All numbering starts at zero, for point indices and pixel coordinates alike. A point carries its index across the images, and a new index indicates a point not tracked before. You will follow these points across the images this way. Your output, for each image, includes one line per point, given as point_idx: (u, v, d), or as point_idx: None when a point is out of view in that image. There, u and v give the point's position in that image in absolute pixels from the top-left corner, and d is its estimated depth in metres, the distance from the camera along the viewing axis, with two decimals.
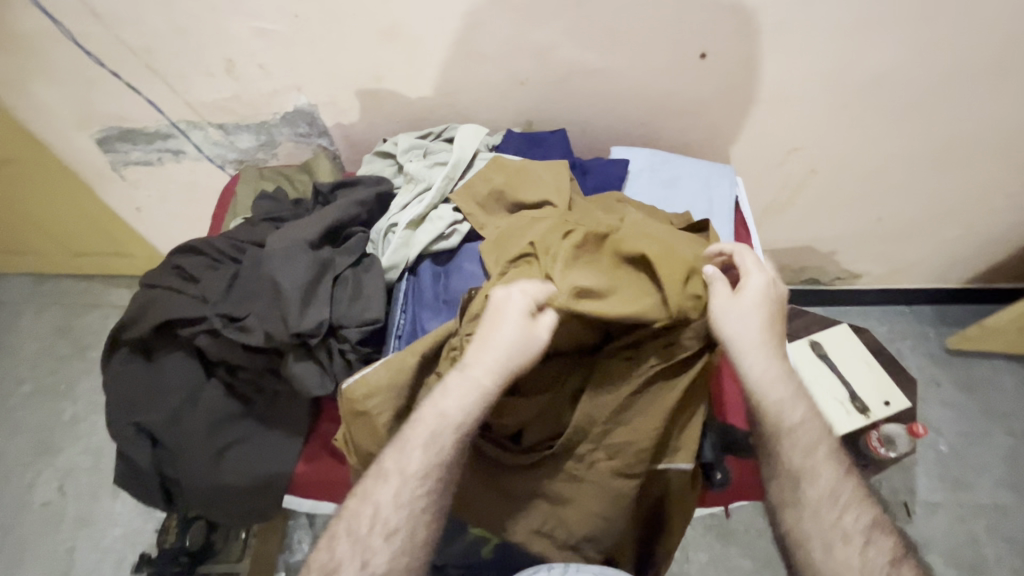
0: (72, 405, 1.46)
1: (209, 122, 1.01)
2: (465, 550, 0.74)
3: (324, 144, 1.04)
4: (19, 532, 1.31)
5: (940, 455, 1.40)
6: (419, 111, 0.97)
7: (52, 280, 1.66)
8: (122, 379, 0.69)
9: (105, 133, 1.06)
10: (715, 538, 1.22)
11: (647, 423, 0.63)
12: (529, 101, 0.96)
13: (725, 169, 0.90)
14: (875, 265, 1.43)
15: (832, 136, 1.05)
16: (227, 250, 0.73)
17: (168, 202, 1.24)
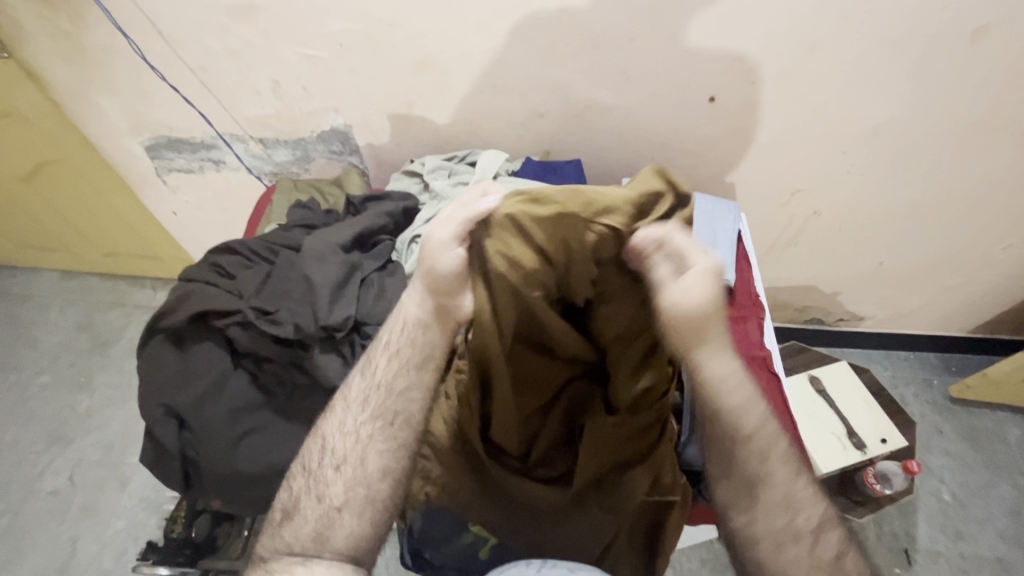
0: (89, 397, 1.51)
1: (251, 136, 1.10)
2: (461, 551, 0.76)
3: (355, 162, 1.12)
4: (26, 518, 1.34)
5: (941, 504, 1.39)
6: (445, 136, 1.05)
7: (81, 278, 1.73)
8: (155, 363, 0.73)
9: (154, 140, 1.15)
10: (710, 570, 1.21)
11: (637, 484, 0.69)
12: (547, 133, 1.03)
13: (729, 205, 0.95)
14: (877, 308, 1.46)
15: (833, 181, 1.10)
16: (262, 251, 0.79)
17: (203, 208, 1.32)
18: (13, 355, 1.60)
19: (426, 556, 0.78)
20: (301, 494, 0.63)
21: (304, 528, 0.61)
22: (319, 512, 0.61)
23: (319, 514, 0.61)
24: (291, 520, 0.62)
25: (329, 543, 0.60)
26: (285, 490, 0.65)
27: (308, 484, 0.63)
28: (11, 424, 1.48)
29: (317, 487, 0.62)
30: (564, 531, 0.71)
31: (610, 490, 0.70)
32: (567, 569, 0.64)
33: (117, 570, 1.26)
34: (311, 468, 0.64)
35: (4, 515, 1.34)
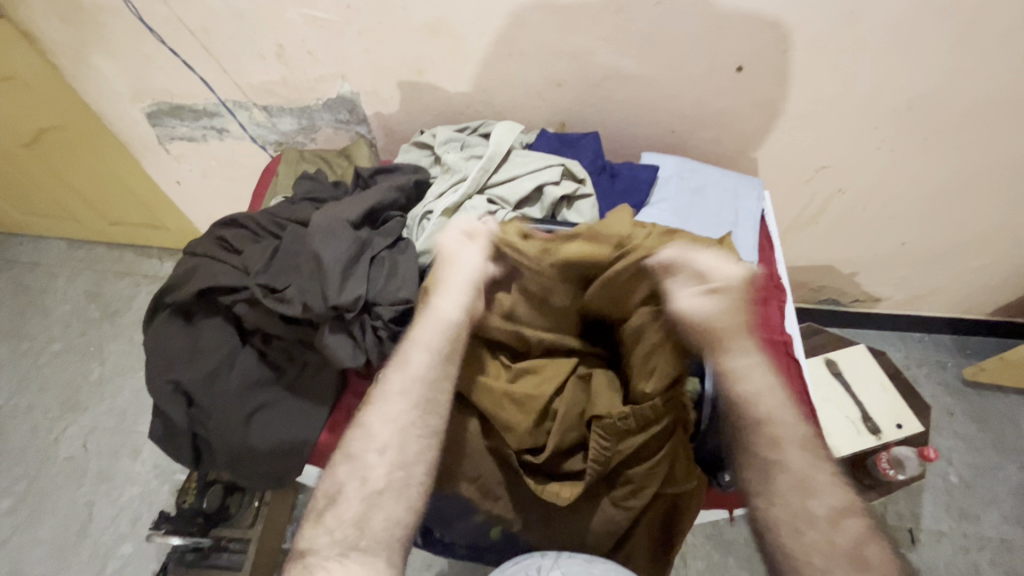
0: (100, 366, 1.52)
1: (255, 103, 1.06)
2: (473, 530, 0.76)
3: (362, 132, 1.08)
4: (43, 483, 1.36)
5: (948, 485, 1.39)
6: (456, 106, 1.00)
7: (88, 247, 1.72)
8: (162, 339, 0.72)
9: (156, 107, 1.11)
10: (714, 545, 1.22)
11: (647, 471, 0.66)
12: (564, 103, 0.98)
13: (753, 181, 0.92)
14: (896, 290, 1.42)
15: (862, 158, 1.05)
16: (269, 225, 0.77)
17: (208, 177, 1.29)
18: (24, 323, 1.60)
19: (436, 534, 0.78)
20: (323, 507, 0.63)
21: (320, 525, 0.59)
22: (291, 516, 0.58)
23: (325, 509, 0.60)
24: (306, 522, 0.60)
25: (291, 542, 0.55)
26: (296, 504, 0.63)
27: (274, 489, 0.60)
28: (25, 391, 1.49)
29: (359, 469, 0.64)
30: (577, 522, 0.70)
31: (624, 485, 0.68)
32: (583, 561, 0.67)
33: (133, 535, 1.29)
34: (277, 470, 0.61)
35: (21, 479, 1.37)
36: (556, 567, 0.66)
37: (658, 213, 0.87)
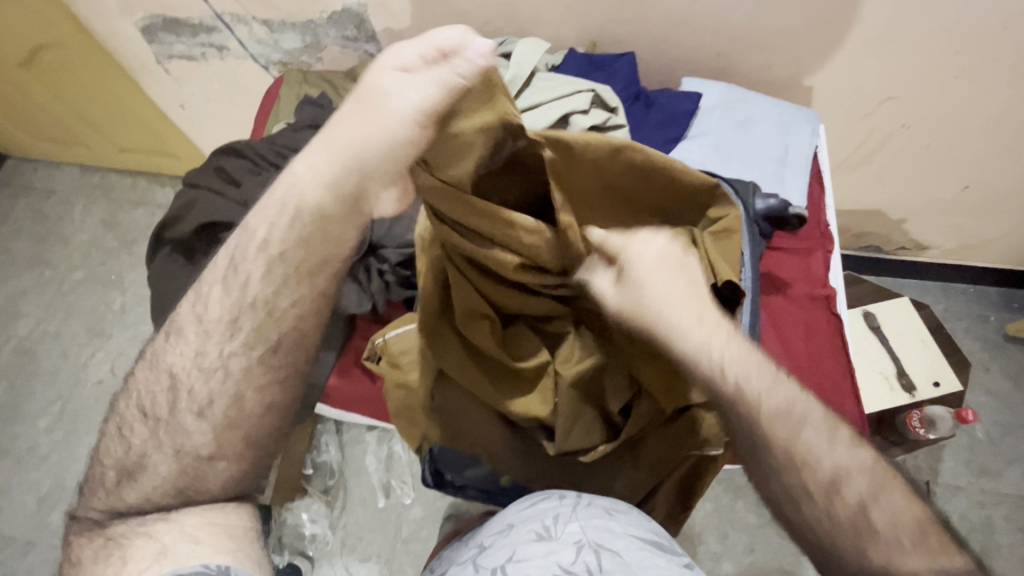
0: (122, 295, 1.54)
1: (254, 17, 0.96)
2: (485, 476, 0.75)
3: (372, 51, 0.98)
4: (77, 405, 1.42)
5: (971, 441, 1.35)
6: (475, 22, 0.89)
7: (101, 174, 1.69)
8: (168, 276, 0.71)
9: (149, 21, 1.02)
10: (725, 490, 1.23)
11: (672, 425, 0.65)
12: (595, 19, 0.86)
13: (808, 114, 0.81)
14: (947, 239, 1.31)
15: (937, 88, 0.92)
16: (269, 156, 0.72)
17: (211, 102, 1.22)
18: (45, 251, 1.61)
19: (446, 477, 0.77)
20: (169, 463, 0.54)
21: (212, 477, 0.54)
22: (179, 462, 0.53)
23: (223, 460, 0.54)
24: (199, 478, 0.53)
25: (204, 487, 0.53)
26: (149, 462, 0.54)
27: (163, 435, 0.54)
28: (52, 317, 1.53)
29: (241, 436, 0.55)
30: (596, 478, 0.70)
31: (647, 447, 0.66)
32: (604, 511, 0.64)
33: None
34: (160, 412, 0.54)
35: (56, 400, 1.43)
36: (575, 519, 0.63)
37: (696, 147, 0.78)
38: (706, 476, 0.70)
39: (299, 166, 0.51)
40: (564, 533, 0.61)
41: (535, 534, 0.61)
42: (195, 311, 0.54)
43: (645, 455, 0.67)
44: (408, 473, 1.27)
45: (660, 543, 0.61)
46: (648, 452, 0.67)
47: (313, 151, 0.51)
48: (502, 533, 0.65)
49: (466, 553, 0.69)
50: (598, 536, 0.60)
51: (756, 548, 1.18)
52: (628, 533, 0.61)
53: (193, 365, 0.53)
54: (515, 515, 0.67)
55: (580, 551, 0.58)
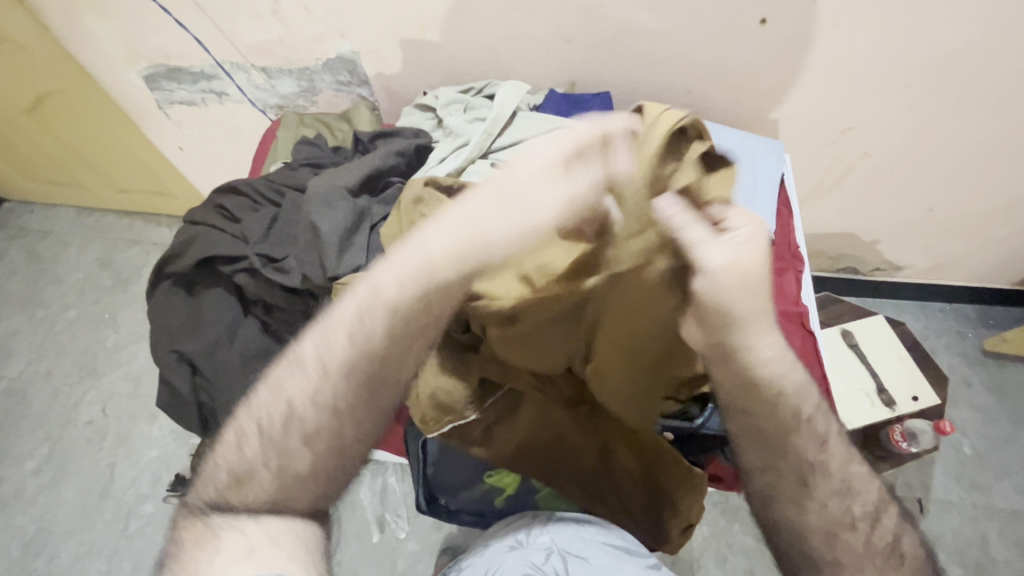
0: (115, 333, 1.54)
1: (253, 65, 1.02)
2: (478, 498, 0.77)
3: (363, 94, 1.04)
4: (66, 446, 1.40)
5: (960, 456, 1.28)
6: (461, 66, 0.95)
7: (98, 215, 1.72)
8: (167, 308, 0.76)
9: (153, 70, 1.09)
10: (721, 513, 1.23)
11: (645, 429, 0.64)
12: (575, 61, 0.93)
13: (773, 144, 0.88)
14: (920, 259, 1.32)
15: (892, 117, 0.97)
16: (268, 192, 0.77)
17: (210, 143, 1.27)
18: (39, 291, 1.62)
19: (442, 502, 0.77)
20: (256, 457, 0.52)
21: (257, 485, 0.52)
22: (277, 478, 0.52)
23: (276, 481, 0.52)
24: (244, 481, 0.52)
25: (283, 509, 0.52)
26: (230, 448, 0.53)
27: (270, 449, 0.52)
28: (43, 357, 1.53)
29: (277, 452, 0.52)
30: (575, 488, 0.70)
31: (625, 451, 0.67)
32: (575, 521, 0.67)
33: (153, 496, 1.32)
34: (275, 434, 0.52)
35: (45, 441, 1.41)
36: (546, 530, 0.66)
37: None
38: (685, 498, 0.67)
39: (424, 242, 0.53)
40: (536, 543, 0.65)
41: (509, 547, 0.65)
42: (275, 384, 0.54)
43: (622, 462, 0.68)
44: (403, 505, 1.26)
45: (630, 546, 0.64)
46: (625, 457, 0.67)
47: (430, 232, 0.53)
48: (479, 549, 0.68)
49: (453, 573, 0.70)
50: (567, 542, 0.65)
51: (755, 572, 1.17)
52: (595, 539, 0.64)
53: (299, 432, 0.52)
54: (492, 534, 0.70)
55: (548, 557, 0.64)
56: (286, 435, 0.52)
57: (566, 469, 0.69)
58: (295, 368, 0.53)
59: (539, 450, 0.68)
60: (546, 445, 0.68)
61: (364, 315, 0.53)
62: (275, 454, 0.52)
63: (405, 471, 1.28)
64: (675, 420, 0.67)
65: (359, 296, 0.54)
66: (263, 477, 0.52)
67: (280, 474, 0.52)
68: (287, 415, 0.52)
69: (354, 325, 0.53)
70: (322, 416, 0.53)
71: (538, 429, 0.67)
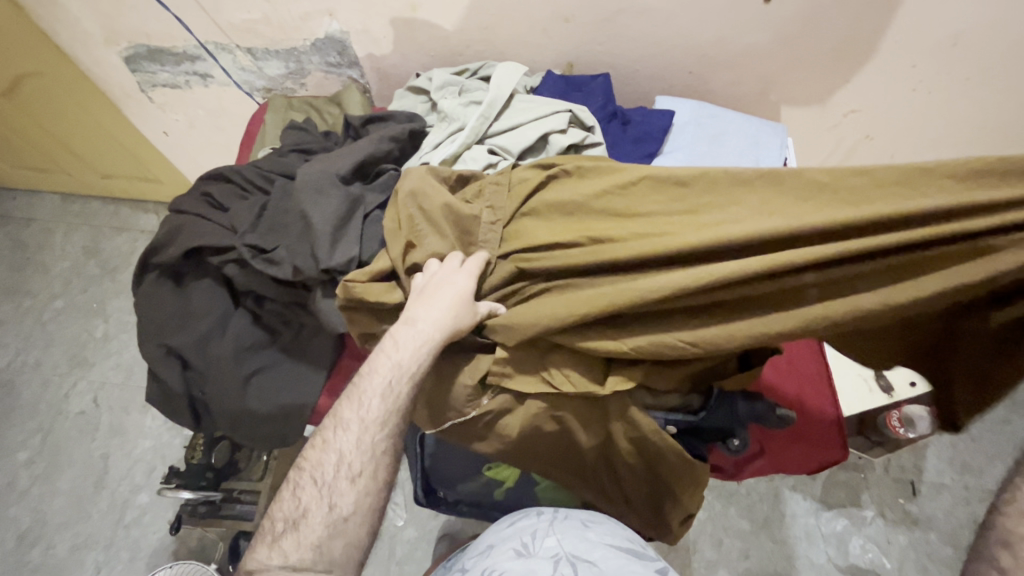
0: (104, 323, 1.51)
1: (238, 45, 0.98)
2: (477, 490, 0.76)
3: (354, 76, 1.01)
4: (58, 437, 1.38)
5: (953, 440, 1.27)
6: (455, 46, 0.92)
7: (83, 202, 1.68)
8: (154, 301, 0.74)
9: (133, 51, 1.04)
10: (717, 497, 1.24)
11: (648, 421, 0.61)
12: (572, 40, 0.90)
13: (775, 127, 0.86)
14: None
15: (897, 100, 0.93)
16: (256, 179, 0.75)
17: (196, 128, 1.23)
18: (24, 281, 1.59)
19: (440, 494, 0.78)
20: (310, 504, 0.55)
21: (310, 538, 0.53)
22: (329, 524, 0.54)
23: (327, 527, 0.54)
24: (296, 529, 0.53)
25: (334, 554, 0.53)
26: (287, 500, 0.56)
27: (321, 490, 0.55)
28: (31, 347, 1.50)
29: (329, 496, 0.55)
30: (573, 477, 0.70)
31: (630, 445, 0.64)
32: (580, 523, 0.67)
33: (148, 486, 1.31)
34: (325, 480, 0.55)
35: (36, 433, 1.39)
36: (551, 533, 0.65)
37: (672, 161, 0.82)
38: (687, 488, 0.66)
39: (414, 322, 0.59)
40: (542, 549, 0.63)
41: (514, 551, 0.64)
42: (324, 441, 0.57)
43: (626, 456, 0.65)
44: (400, 493, 1.26)
45: (634, 549, 0.64)
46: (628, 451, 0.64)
47: (397, 336, 0.59)
48: (484, 554, 0.67)
49: (455, 569, 0.70)
50: (574, 547, 0.62)
51: (750, 554, 1.19)
52: (605, 543, 0.63)
53: (347, 475, 0.55)
54: (495, 535, 0.69)
55: (557, 565, 0.60)
56: (337, 479, 0.55)
57: (564, 459, 0.68)
58: (340, 428, 0.57)
59: (537, 444, 0.66)
60: (545, 441, 0.66)
61: (392, 388, 0.57)
62: (326, 496, 0.55)
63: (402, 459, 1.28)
64: (678, 414, 0.64)
65: (381, 370, 0.58)
66: (315, 523, 0.54)
67: (331, 516, 0.54)
68: (338, 460, 0.56)
69: (382, 393, 0.57)
70: (364, 458, 0.56)
71: (538, 424, 0.64)
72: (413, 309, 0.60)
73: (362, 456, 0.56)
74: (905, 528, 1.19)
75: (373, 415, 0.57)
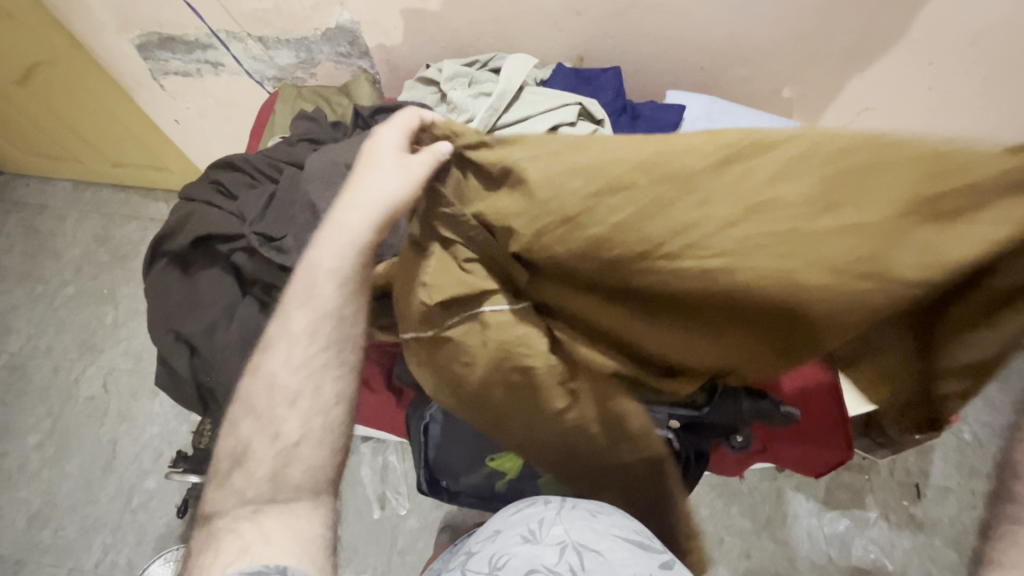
0: (114, 309, 1.53)
1: (249, 34, 0.99)
2: (480, 482, 0.77)
3: (364, 66, 1.01)
4: (69, 421, 1.40)
5: (959, 443, 1.25)
6: (466, 38, 0.92)
7: (94, 189, 1.70)
8: (163, 287, 0.74)
9: (145, 39, 1.05)
10: (719, 495, 1.24)
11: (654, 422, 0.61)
12: (583, 33, 0.89)
13: (787, 125, 0.85)
14: None
15: (912, 98, 0.92)
16: (266, 169, 0.75)
17: (206, 117, 1.24)
18: (36, 266, 1.61)
19: (443, 484, 0.79)
20: (254, 434, 0.59)
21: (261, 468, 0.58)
22: (278, 451, 0.59)
23: (275, 457, 0.59)
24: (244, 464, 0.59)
25: (291, 477, 0.58)
26: (233, 430, 0.61)
27: (261, 422, 0.59)
28: (43, 332, 1.52)
29: (271, 425, 0.59)
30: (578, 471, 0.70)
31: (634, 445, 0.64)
32: (587, 513, 0.67)
33: (155, 471, 1.33)
34: (264, 410, 0.60)
35: (47, 416, 1.41)
36: (558, 522, 0.66)
37: None
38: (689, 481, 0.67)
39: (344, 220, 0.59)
40: (549, 536, 0.64)
41: (521, 537, 0.65)
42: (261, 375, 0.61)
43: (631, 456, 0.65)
44: (403, 484, 1.27)
45: (642, 542, 0.64)
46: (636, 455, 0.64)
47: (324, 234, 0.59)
48: (490, 539, 0.67)
49: (458, 556, 0.71)
50: (581, 536, 0.64)
51: (751, 553, 1.18)
52: (610, 532, 0.64)
53: (285, 399, 0.59)
54: (502, 521, 0.69)
55: (563, 552, 0.62)
56: (275, 403, 0.60)
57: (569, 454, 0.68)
58: (270, 352, 0.60)
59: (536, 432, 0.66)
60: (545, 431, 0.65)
61: (313, 298, 0.59)
62: (268, 424, 0.59)
63: (405, 449, 1.28)
64: (681, 409, 0.63)
65: (301, 281, 0.60)
66: (262, 454, 0.59)
67: (278, 443, 0.59)
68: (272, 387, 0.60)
69: (307, 310, 0.59)
70: (299, 377, 0.60)
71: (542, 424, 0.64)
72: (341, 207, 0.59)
73: (294, 376, 0.60)
74: (908, 531, 1.18)
75: (299, 331, 0.60)
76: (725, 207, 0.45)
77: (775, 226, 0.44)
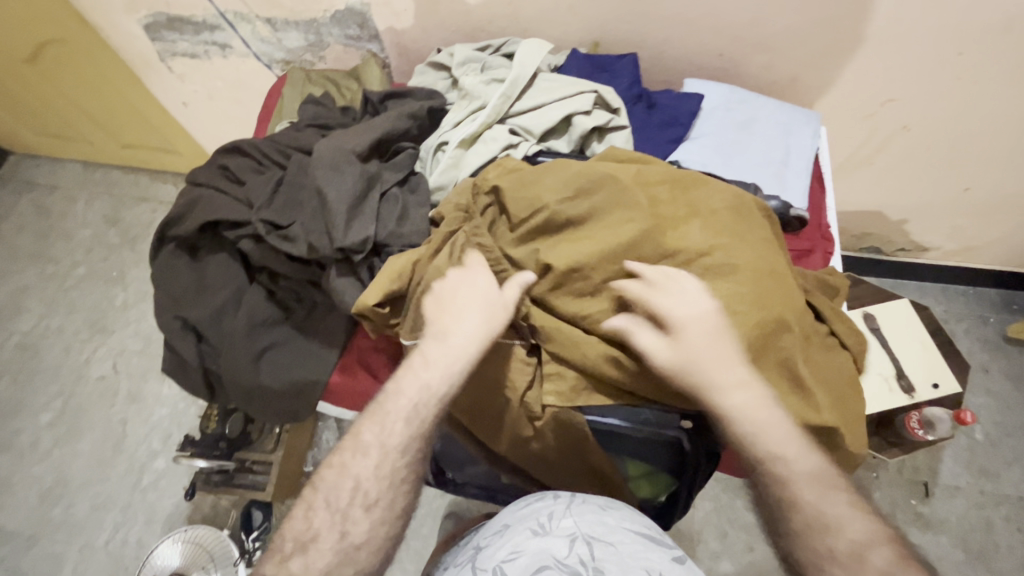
0: (123, 291, 1.54)
1: (257, 15, 0.97)
2: (486, 474, 0.77)
3: (374, 50, 0.99)
4: (79, 401, 1.42)
5: (971, 443, 1.23)
6: (477, 21, 0.89)
7: (104, 170, 1.70)
8: (170, 272, 0.74)
9: (153, 19, 1.03)
10: (725, 489, 1.23)
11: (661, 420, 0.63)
12: (598, 17, 0.86)
13: (808, 115, 0.82)
14: (946, 240, 1.22)
15: (939, 87, 0.89)
16: (273, 154, 0.74)
17: (214, 99, 1.23)
18: (47, 247, 1.61)
19: (449, 475, 0.79)
20: (321, 528, 0.53)
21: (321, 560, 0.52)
22: (340, 552, 0.52)
23: (337, 553, 0.52)
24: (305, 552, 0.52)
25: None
26: (296, 520, 0.54)
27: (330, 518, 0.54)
28: (54, 313, 1.53)
29: (340, 521, 0.53)
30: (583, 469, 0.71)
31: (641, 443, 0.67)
32: (597, 508, 0.66)
33: (164, 452, 1.34)
34: (338, 506, 0.54)
35: (59, 395, 1.43)
36: (568, 515, 0.65)
37: (700, 148, 0.79)
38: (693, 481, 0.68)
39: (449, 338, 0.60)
40: (559, 528, 0.63)
41: (531, 531, 0.64)
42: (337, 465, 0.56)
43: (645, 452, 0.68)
44: None
45: (651, 536, 0.64)
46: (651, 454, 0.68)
47: (427, 353, 0.60)
48: (499, 533, 0.67)
49: (466, 551, 0.70)
50: (591, 528, 0.63)
51: (755, 547, 1.18)
52: (622, 526, 0.64)
53: (361, 499, 0.54)
54: (511, 515, 0.69)
55: (572, 544, 0.61)
56: (350, 505, 0.54)
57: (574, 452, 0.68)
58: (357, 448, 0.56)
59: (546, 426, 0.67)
60: (552, 432, 0.65)
61: (416, 412, 0.57)
62: (338, 522, 0.53)
63: None
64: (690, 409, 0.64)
65: (408, 391, 0.58)
66: (325, 550, 0.52)
67: (343, 542, 0.53)
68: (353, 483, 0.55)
69: (406, 417, 0.57)
70: (381, 485, 0.55)
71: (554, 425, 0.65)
72: (446, 326, 0.61)
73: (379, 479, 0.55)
74: (916, 530, 1.16)
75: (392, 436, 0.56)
76: (698, 242, 0.64)
77: (755, 284, 0.62)
